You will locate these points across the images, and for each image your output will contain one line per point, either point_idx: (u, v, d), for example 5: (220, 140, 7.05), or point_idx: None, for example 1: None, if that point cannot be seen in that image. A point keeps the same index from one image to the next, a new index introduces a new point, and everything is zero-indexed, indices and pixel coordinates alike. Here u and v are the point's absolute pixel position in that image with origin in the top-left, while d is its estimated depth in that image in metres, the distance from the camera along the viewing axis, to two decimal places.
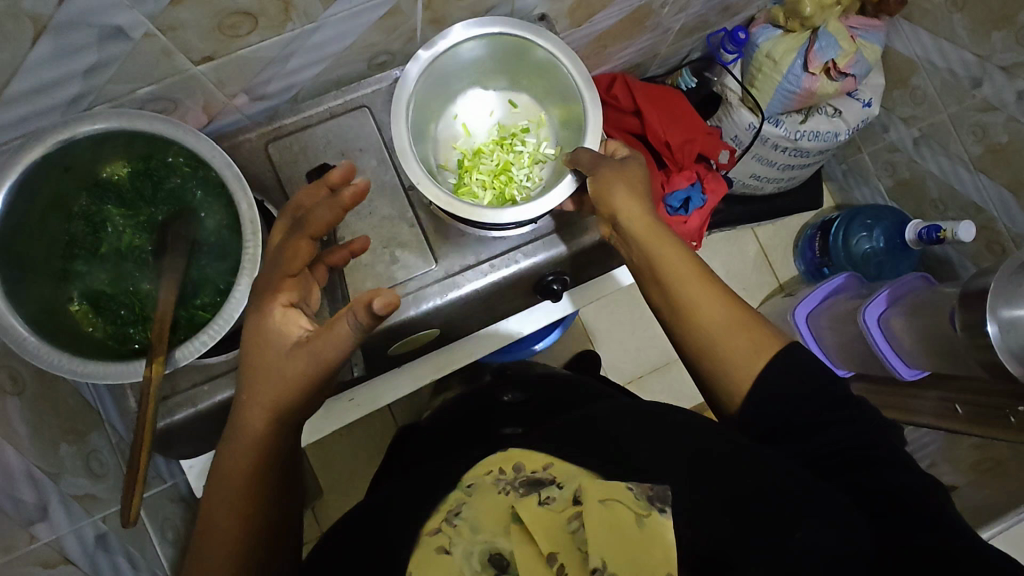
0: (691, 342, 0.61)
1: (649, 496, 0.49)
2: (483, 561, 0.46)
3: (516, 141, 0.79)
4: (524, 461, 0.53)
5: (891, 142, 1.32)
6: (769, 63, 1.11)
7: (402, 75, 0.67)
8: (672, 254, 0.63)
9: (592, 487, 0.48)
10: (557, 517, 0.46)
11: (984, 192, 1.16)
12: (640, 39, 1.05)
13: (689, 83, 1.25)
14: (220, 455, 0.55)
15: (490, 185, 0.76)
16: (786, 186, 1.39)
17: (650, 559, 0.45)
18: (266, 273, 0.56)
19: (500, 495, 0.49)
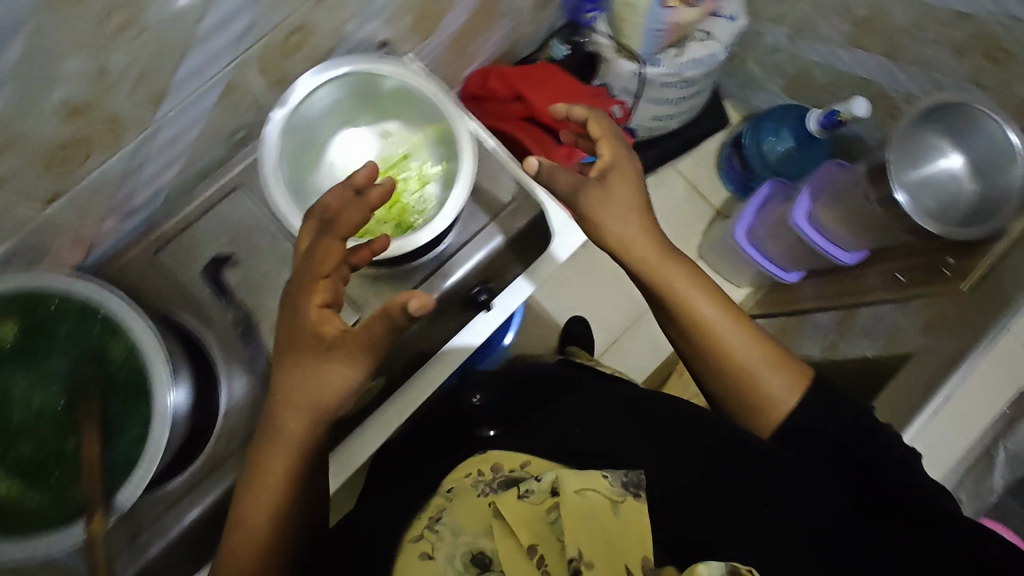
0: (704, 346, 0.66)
1: (624, 483, 0.53)
2: (466, 562, 0.52)
3: (400, 169, 0.77)
4: (500, 460, 0.61)
5: (770, 45, 1.35)
6: (628, 10, 1.13)
7: (261, 141, 0.65)
8: (678, 278, 0.67)
9: (568, 478, 0.52)
10: (536, 510, 0.51)
11: (865, 64, 1.20)
12: (497, 28, 1.05)
13: (563, 51, 1.27)
14: (257, 473, 0.59)
15: (387, 219, 0.74)
16: (687, 117, 1.42)
17: (627, 536, 0.49)
18: (302, 274, 0.57)
19: (478, 497, 0.57)
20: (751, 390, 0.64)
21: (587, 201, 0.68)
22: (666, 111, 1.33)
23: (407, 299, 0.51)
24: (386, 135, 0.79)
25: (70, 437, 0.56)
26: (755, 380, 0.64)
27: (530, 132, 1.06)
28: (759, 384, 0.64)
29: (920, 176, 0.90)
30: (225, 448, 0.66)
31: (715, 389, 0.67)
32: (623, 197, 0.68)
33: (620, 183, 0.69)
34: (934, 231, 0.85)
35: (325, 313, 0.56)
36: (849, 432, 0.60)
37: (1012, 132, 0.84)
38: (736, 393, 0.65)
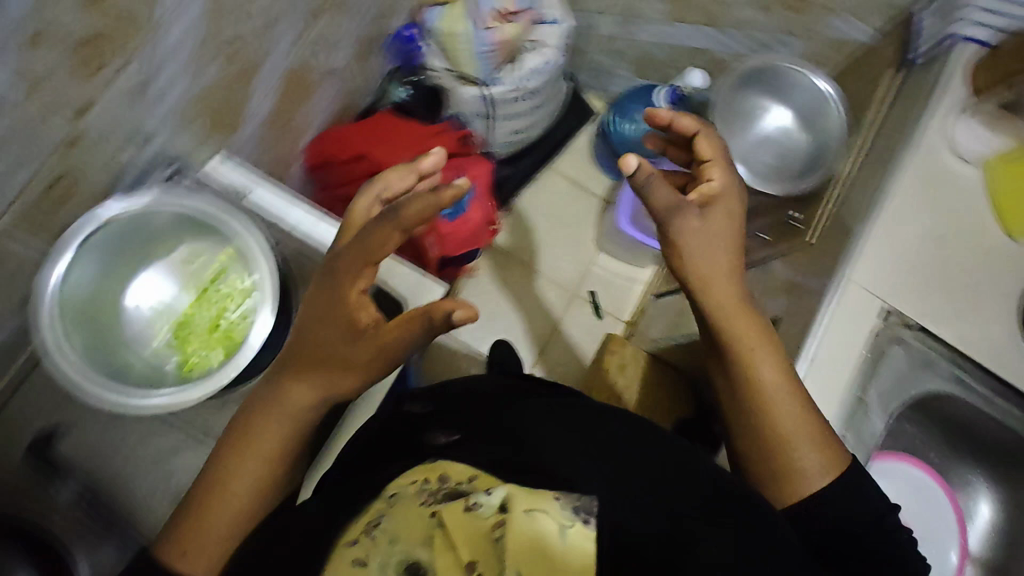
0: (756, 387, 0.66)
1: (574, 508, 0.53)
2: (401, 570, 0.48)
3: (215, 287, 0.69)
4: (449, 472, 0.57)
5: (606, 35, 1.36)
6: (453, 39, 1.15)
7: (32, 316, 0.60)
8: (747, 328, 0.67)
9: (518, 498, 0.51)
10: (481, 527, 0.49)
11: (693, 35, 1.23)
12: (319, 94, 1.02)
13: (403, 92, 1.23)
14: (243, 455, 0.67)
15: (213, 347, 0.67)
16: (547, 120, 1.41)
17: (567, 564, 0.49)
18: (355, 253, 0.65)
19: (422, 506, 0.52)
20: (785, 451, 0.64)
21: (680, 227, 0.67)
22: (523, 123, 1.32)
23: (453, 308, 0.63)
24: (193, 257, 0.71)
25: None
26: (795, 441, 0.63)
27: None
28: (794, 445, 0.63)
29: (740, 141, 0.94)
30: None
31: (745, 431, 0.67)
32: (707, 237, 0.67)
33: (710, 220, 0.68)
34: (776, 191, 0.91)
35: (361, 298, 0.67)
36: (863, 528, 0.60)
37: (818, 78, 0.89)
38: (766, 439, 0.65)
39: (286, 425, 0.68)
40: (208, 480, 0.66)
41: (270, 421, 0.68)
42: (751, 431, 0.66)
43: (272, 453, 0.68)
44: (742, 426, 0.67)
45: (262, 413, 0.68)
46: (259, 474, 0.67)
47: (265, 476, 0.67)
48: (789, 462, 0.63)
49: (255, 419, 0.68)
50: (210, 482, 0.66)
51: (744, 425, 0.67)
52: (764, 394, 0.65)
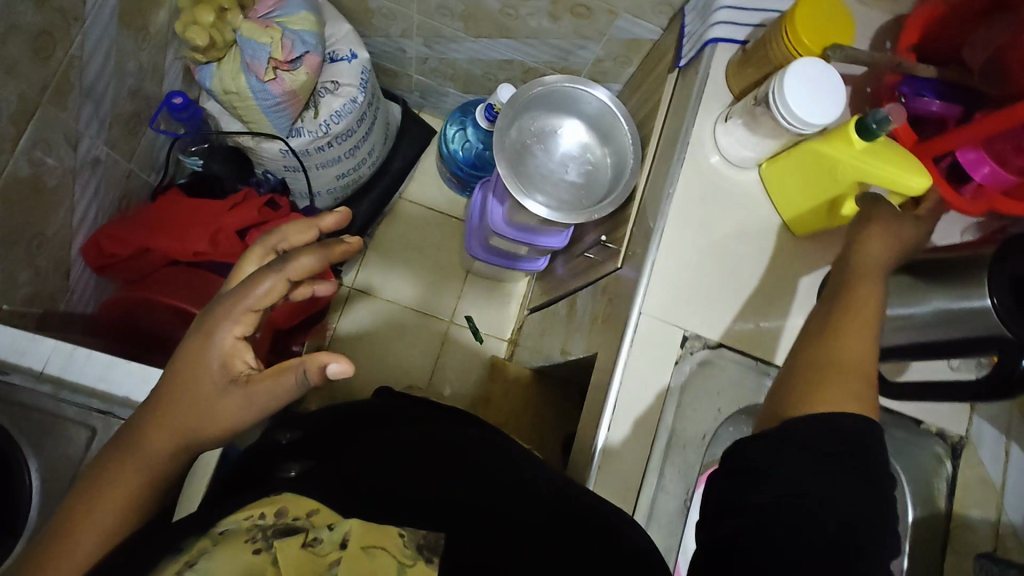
0: (828, 338, 0.56)
1: (419, 546, 0.47)
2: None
3: None
4: (288, 505, 0.48)
5: (417, 57, 1.28)
6: (234, 97, 1.04)
7: None
8: (872, 296, 0.58)
9: (360, 533, 0.45)
10: (319, 560, 0.41)
11: (496, 47, 1.17)
12: (79, 190, 0.94)
13: (197, 161, 1.14)
14: (88, 508, 0.56)
15: None
16: (376, 156, 1.34)
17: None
18: (230, 300, 0.59)
19: (247, 546, 0.43)
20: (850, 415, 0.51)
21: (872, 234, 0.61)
22: (346, 166, 1.24)
23: (328, 362, 0.54)
24: None
25: None
26: (829, 382, 0.54)
27: (189, 272, 1.00)
28: (829, 390, 0.53)
29: (533, 171, 0.89)
30: None
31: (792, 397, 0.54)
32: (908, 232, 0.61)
33: (907, 217, 0.62)
34: (578, 221, 0.85)
35: (240, 345, 0.60)
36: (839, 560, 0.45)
37: (594, 90, 0.86)
38: (788, 389, 0.55)
39: (139, 470, 0.58)
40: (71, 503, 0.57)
41: (148, 438, 0.59)
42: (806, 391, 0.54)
43: (119, 508, 0.57)
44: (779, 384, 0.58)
45: (116, 455, 0.59)
46: (103, 531, 0.55)
47: (109, 539, 0.55)
48: (820, 384, 0.54)
49: (129, 443, 0.59)
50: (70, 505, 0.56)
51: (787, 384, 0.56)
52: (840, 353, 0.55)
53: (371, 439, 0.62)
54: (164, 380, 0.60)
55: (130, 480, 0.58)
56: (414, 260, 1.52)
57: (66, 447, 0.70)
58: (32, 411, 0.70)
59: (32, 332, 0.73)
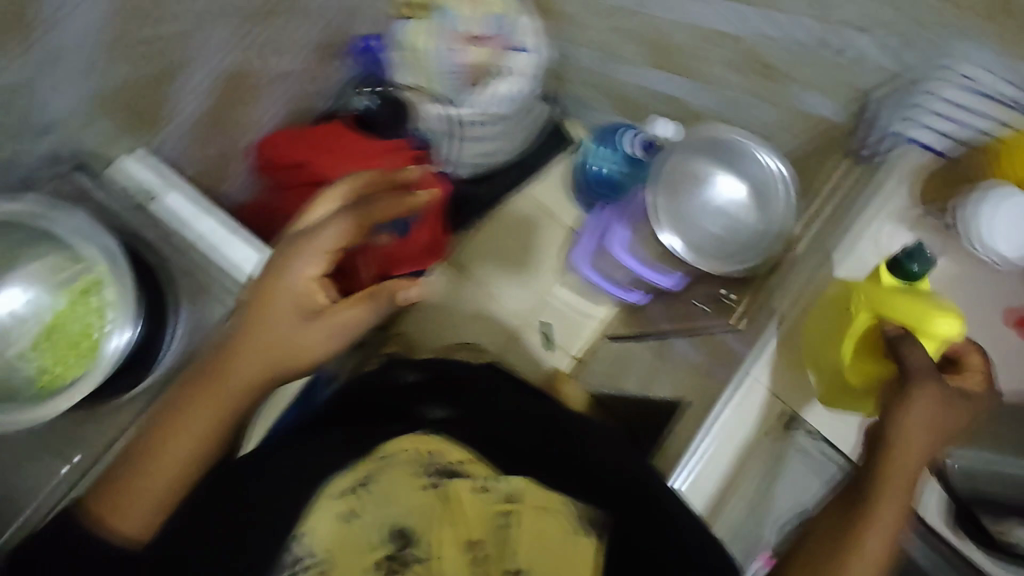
0: (868, 502, 0.66)
1: (588, 523, 0.65)
2: (388, 534, 0.61)
3: (81, 306, 0.69)
4: (446, 450, 0.69)
5: (586, 66, 1.31)
6: (415, 54, 1.13)
7: None
8: (916, 462, 0.66)
9: (527, 493, 0.65)
10: (485, 511, 0.63)
11: (668, 83, 1.17)
12: (268, 101, 1.06)
13: (366, 103, 1.16)
14: (173, 428, 0.63)
15: (60, 363, 0.68)
16: (513, 146, 1.40)
17: (544, 553, 0.61)
18: (306, 241, 0.64)
19: (422, 488, 0.64)
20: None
21: (917, 407, 0.66)
22: (489, 146, 1.28)
23: None
24: (59, 268, 0.69)
25: None
26: (846, 541, 0.66)
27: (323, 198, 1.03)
28: (864, 543, 0.65)
29: (682, 207, 0.93)
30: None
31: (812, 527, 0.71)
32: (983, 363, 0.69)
33: (954, 403, 0.66)
34: (710, 268, 0.90)
35: (315, 284, 0.65)
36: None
37: (770, 161, 0.87)
38: (843, 524, 0.67)
39: (216, 403, 0.63)
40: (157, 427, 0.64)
41: (237, 367, 0.63)
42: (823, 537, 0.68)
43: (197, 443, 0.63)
44: (831, 525, 0.68)
45: (188, 390, 0.64)
46: (184, 457, 0.63)
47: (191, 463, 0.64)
48: (852, 534, 0.66)
49: (213, 368, 0.64)
50: (157, 430, 0.64)
51: (829, 530, 0.68)
52: (882, 486, 0.66)
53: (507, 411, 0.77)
54: (253, 309, 0.65)
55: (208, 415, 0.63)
56: (508, 249, 1.43)
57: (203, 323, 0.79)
58: (188, 272, 0.79)
59: (207, 205, 0.81)
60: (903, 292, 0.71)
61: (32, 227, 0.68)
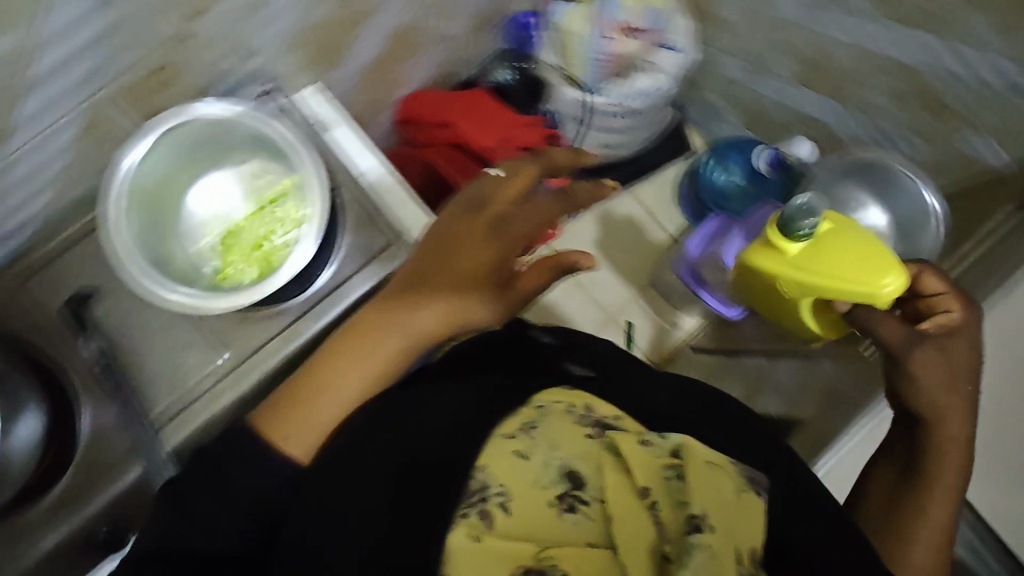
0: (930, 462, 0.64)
1: (748, 479, 0.52)
2: (561, 474, 0.49)
3: (270, 211, 0.66)
4: (593, 404, 0.57)
5: (727, 77, 1.31)
6: (571, 38, 1.15)
7: (107, 178, 0.59)
8: (958, 425, 0.63)
9: (696, 449, 0.51)
10: (651, 461, 0.50)
11: (815, 105, 1.16)
12: (425, 55, 1.03)
13: (508, 76, 1.21)
14: (334, 376, 0.62)
15: (250, 263, 0.65)
16: (636, 144, 1.38)
17: (739, 515, 0.48)
18: (512, 217, 0.66)
19: (576, 423, 0.53)
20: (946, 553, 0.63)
21: (920, 364, 0.63)
22: (615, 140, 1.28)
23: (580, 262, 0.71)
24: (258, 173, 0.67)
25: None
26: (914, 496, 0.63)
27: (459, 160, 1.04)
28: (934, 500, 0.63)
29: None
30: (78, 481, 0.65)
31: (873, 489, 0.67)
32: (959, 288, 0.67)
33: (926, 340, 0.64)
34: None
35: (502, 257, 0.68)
36: None
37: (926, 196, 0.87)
38: (918, 486, 0.64)
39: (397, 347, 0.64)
40: (315, 372, 0.62)
41: (420, 324, 0.64)
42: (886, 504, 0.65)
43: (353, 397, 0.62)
44: (892, 491, 0.65)
45: (368, 328, 0.64)
46: (355, 396, 0.62)
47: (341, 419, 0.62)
48: (920, 505, 0.63)
49: (387, 320, 0.64)
50: (318, 374, 0.62)
51: (895, 483, 0.65)
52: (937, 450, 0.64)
53: (641, 371, 0.68)
54: (443, 269, 0.65)
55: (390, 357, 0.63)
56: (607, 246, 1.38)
57: (353, 245, 0.72)
58: None
59: (371, 143, 0.77)
60: (800, 257, 0.74)
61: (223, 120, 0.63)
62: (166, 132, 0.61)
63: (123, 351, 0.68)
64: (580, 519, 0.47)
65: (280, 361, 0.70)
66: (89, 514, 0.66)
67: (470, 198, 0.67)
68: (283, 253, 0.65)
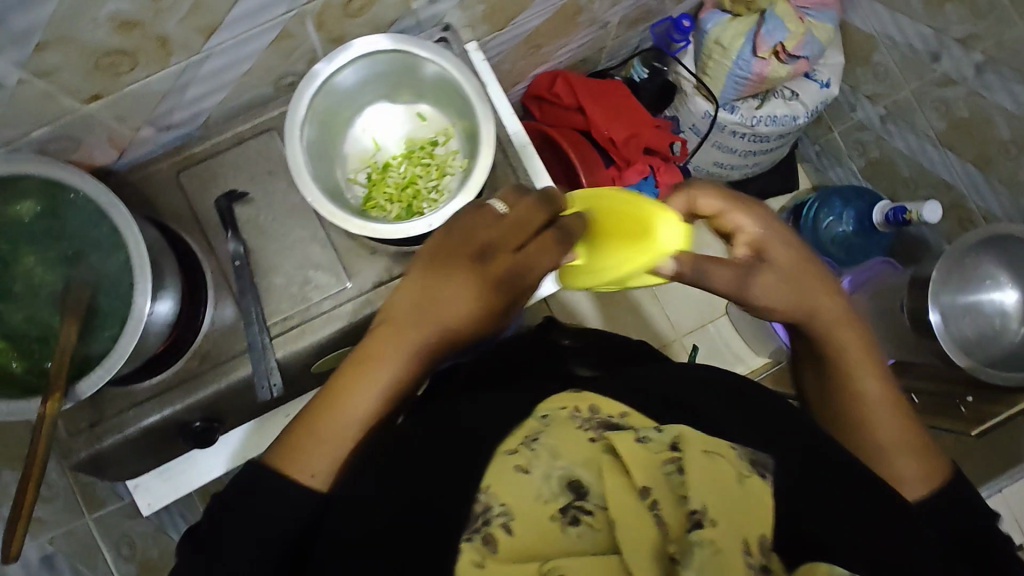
0: (834, 334, 0.61)
1: (751, 460, 0.45)
2: (563, 485, 0.42)
3: (425, 154, 0.68)
4: (599, 403, 0.50)
5: (859, 121, 1.28)
6: (718, 50, 1.08)
7: (296, 93, 0.58)
8: (839, 308, 0.61)
9: (693, 438, 0.43)
10: (652, 457, 0.42)
11: (950, 168, 1.13)
12: (576, 37, 1.02)
13: (642, 73, 1.20)
14: (342, 392, 0.56)
15: (397, 199, 0.67)
16: (753, 170, 1.33)
17: (748, 510, 0.40)
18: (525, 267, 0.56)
19: (580, 431, 0.46)
20: (912, 417, 0.61)
21: (756, 289, 0.58)
22: (730, 160, 1.26)
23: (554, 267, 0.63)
24: (421, 116, 0.68)
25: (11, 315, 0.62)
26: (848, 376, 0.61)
27: (582, 147, 1.03)
28: (868, 385, 0.61)
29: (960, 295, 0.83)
30: (196, 367, 0.69)
31: (815, 404, 0.65)
32: (736, 195, 0.60)
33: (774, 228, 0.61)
34: (961, 361, 0.78)
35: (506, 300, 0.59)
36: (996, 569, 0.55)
37: None
38: (836, 365, 0.61)
39: (393, 382, 0.57)
40: (324, 397, 0.56)
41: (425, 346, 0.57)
42: (835, 412, 0.62)
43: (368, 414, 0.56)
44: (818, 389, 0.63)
45: (368, 359, 0.57)
46: (364, 414, 0.56)
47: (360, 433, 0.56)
48: (858, 396, 0.60)
49: (388, 343, 0.57)
50: (324, 400, 0.56)
51: (822, 385, 0.63)
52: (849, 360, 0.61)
53: (659, 365, 0.59)
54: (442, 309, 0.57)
55: (387, 394, 0.57)
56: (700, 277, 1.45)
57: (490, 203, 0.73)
58: None
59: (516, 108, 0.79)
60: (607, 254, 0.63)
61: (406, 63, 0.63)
62: (355, 60, 0.60)
63: (259, 258, 0.70)
64: (585, 533, 0.40)
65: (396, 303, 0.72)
66: (196, 399, 0.69)
67: (473, 243, 0.56)
68: (431, 197, 0.67)
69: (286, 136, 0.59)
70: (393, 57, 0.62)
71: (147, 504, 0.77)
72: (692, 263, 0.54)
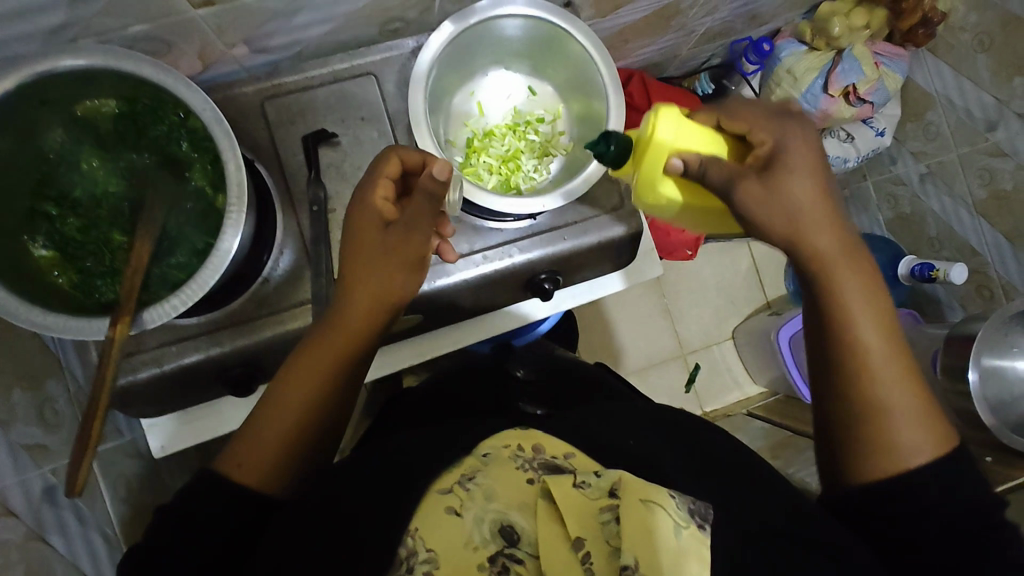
0: (825, 262, 0.53)
1: (690, 510, 0.44)
2: (494, 531, 0.42)
3: (530, 130, 0.69)
4: (545, 444, 0.49)
5: (898, 175, 1.31)
6: (789, 79, 1.08)
7: (428, 40, 0.58)
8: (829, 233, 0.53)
9: (633, 484, 0.43)
10: (590, 504, 0.43)
11: (975, 234, 1.16)
12: (661, 39, 1.01)
13: (706, 88, 1.16)
14: (281, 385, 0.54)
15: (497, 170, 0.66)
16: None
17: (681, 565, 0.41)
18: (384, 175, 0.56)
19: (517, 471, 0.46)
20: (918, 374, 0.53)
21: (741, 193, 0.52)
22: None
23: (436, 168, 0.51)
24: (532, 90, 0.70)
25: (56, 221, 0.55)
26: (840, 312, 0.53)
27: None
28: (860, 322, 0.52)
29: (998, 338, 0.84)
30: (251, 311, 0.64)
31: (810, 352, 0.56)
32: (761, 112, 0.56)
33: (808, 148, 0.54)
34: (988, 419, 0.82)
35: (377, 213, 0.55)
36: None
37: None
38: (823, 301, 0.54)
39: (327, 376, 0.54)
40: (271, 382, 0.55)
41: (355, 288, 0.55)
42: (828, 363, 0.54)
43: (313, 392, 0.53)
44: (814, 334, 0.56)
45: (324, 337, 0.55)
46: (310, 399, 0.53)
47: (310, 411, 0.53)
48: (847, 338, 0.53)
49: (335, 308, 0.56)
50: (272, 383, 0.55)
51: (816, 328, 0.55)
52: (841, 294, 0.53)
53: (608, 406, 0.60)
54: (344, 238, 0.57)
55: (319, 396, 0.54)
56: (709, 303, 1.47)
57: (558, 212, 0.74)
58: None
59: None
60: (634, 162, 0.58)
61: (543, 37, 0.63)
62: (501, 19, 0.60)
63: (335, 208, 0.67)
64: None
65: (466, 278, 0.72)
66: (247, 342, 0.64)
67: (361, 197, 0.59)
68: (529, 173, 0.68)
69: (411, 83, 0.59)
70: (532, 31, 0.63)
71: (160, 445, 0.72)
72: (696, 159, 0.53)
